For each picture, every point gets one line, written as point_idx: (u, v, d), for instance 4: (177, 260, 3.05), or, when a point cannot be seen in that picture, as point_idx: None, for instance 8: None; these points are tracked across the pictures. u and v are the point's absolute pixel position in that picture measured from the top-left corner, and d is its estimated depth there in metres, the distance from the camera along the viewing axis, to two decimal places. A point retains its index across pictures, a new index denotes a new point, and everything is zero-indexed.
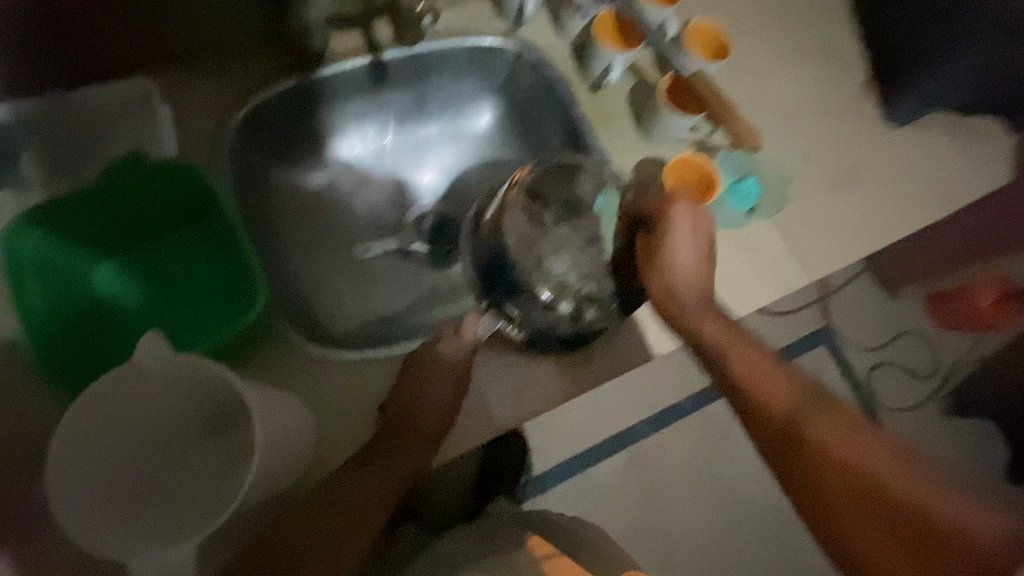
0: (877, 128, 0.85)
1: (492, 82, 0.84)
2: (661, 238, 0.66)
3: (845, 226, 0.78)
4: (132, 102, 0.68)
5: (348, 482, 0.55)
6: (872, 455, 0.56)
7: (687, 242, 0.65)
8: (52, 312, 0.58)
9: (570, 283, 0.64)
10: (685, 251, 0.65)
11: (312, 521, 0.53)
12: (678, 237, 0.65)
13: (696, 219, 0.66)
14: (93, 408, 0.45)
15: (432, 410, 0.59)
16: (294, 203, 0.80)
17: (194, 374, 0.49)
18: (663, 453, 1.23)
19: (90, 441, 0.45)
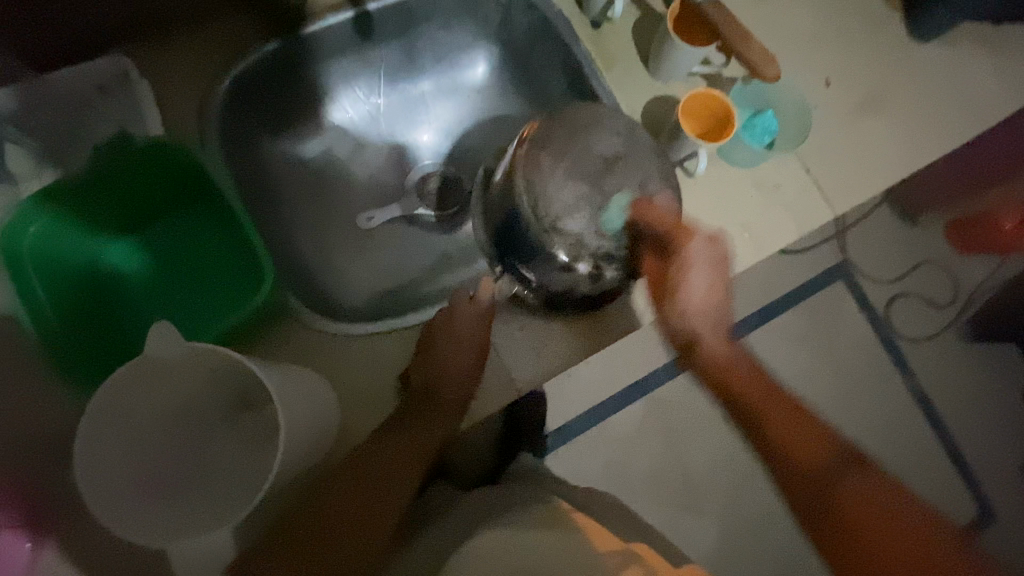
0: (901, 46, 0.79)
1: (485, 27, 0.79)
2: (675, 288, 0.60)
3: (869, 154, 0.74)
4: (111, 81, 0.64)
5: (371, 460, 0.55)
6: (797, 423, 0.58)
7: (701, 275, 0.60)
8: (61, 304, 0.56)
9: (588, 241, 0.58)
10: (698, 284, 0.60)
11: (338, 497, 0.53)
12: (694, 283, 0.60)
13: (709, 250, 0.60)
14: (113, 399, 0.44)
15: (458, 389, 0.59)
16: (292, 174, 0.77)
17: (209, 359, 0.49)
18: (682, 399, 1.24)
19: (110, 433, 0.45)
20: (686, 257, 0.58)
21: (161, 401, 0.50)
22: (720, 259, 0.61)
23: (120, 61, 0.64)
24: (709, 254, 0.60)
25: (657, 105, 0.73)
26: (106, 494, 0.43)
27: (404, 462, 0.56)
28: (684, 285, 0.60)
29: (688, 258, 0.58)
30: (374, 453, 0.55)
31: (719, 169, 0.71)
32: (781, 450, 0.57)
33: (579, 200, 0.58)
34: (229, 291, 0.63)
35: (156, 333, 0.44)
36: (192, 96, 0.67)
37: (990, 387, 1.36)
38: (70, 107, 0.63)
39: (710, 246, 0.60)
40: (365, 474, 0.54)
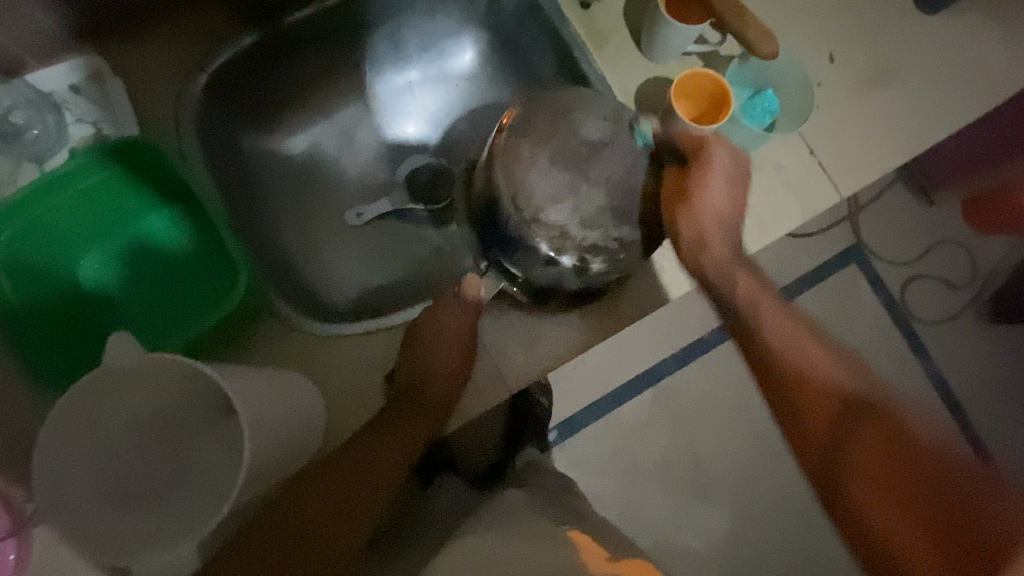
0: (910, 17, 0.74)
1: (471, 12, 0.76)
2: (696, 184, 0.55)
3: (877, 132, 0.70)
4: (83, 82, 0.63)
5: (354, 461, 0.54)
6: (822, 363, 0.49)
7: (723, 175, 0.56)
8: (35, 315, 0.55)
9: (572, 232, 0.55)
10: (720, 198, 0.56)
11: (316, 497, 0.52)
12: (716, 186, 0.55)
13: (735, 164, 0.57)
14: (79, 411, 0.43)
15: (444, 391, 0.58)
16: (276, 172, 0.75)
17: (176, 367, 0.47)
18: (689, 390, 1.21)
19: (72, 441, 0.44)
20: (708, 162, 0.56)
21: (130, 408, 0.49)
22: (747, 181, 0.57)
23: (93, 59, 0.63)
24: (735, 171, 0.57)
25: (651, 88, 0.70)
26: (68, 504, 0.42)
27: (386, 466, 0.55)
28: (705, 192, 0.55)
29: (711, 164, 0.56)
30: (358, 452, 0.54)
31: None
32: (794, 381, 0.49)
33: (560, 187, 0.56)
34: (205, 292, 0.61)
35: (114, 342, 0.43)
36: (168, 95, 0.65)
37: (1012, 371, 1.31)
38: (44, 109, 0.62)
39: (736, 163, 0.57)
40: (344, 477, 0.53)
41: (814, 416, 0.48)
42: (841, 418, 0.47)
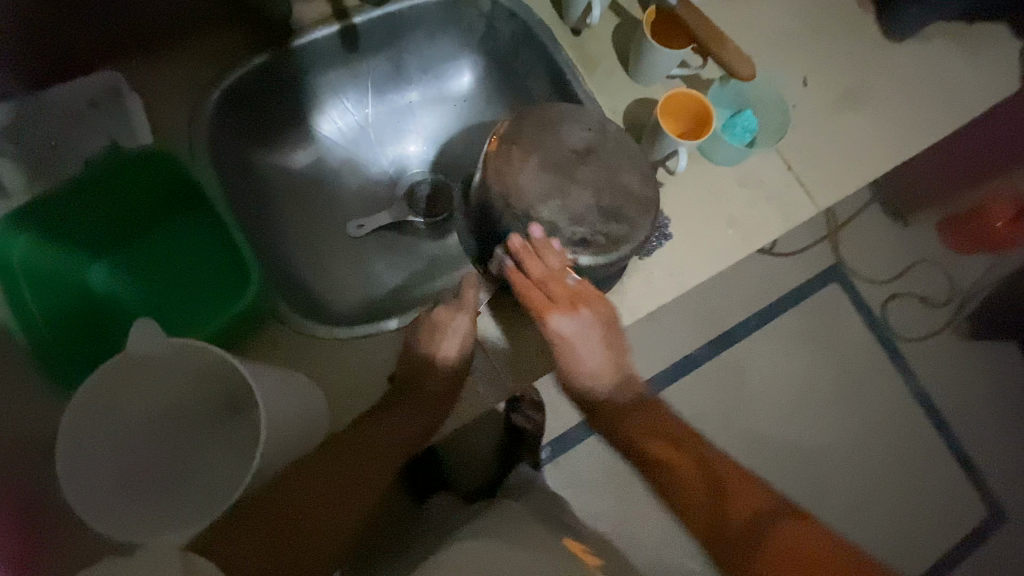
0: (876, 45, 0.81)
1: (469, 38, 0.81)
2: (562, 352, 0.60)
3: (849, 148, 0.75)
4: (103, 98, 0.67)
5: (352, 446, 0.56)
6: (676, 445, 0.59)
7: (583, 343, 0.60)
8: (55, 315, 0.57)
9: (561, 227, 0.59)
10: (591, 353, 0.60)
11: (301, 491, 0.53)
12: (575, 346, 0.59)
13: (583, 321, 0.59)
14: (101, 398, 0.45)
15: (430, 385, 0.59)
16: (282, 185, 0.78)
17: (194, 358, 0.49)
18: (680, 405, 1.23)
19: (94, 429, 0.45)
20: (557, 328, 0.59)
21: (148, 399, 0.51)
22: (609, 319, 0.60)
23: (114, 76, 0.67)
24: (586, 324, 0.59)
25: (639, 107, 0.75)
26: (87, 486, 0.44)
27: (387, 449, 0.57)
28: (569, 356, 0.60)
29: (559, 332, 0.59)
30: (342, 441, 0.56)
31: (701, 167, 0.72)
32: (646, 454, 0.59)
33: (552, 190, 0.60)
34: (216, 293, 0.64)
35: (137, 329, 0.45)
36: (183, 109, 0.69)
37: (992, 386, 1.35)
38: (61, 122, 0.65)
39: (579, 317, 0.59)
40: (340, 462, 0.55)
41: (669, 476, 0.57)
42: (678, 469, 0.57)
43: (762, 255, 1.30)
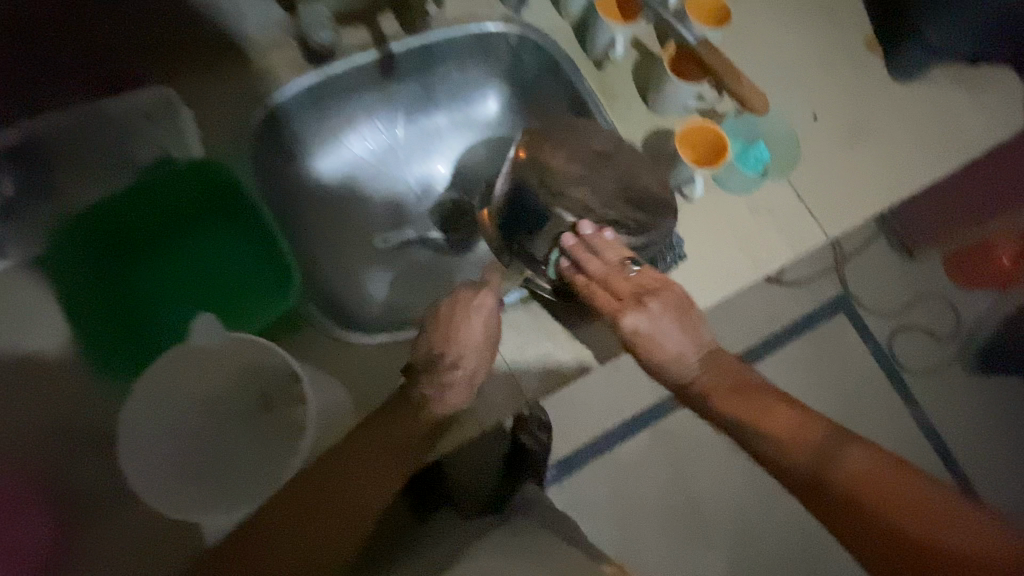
0: (883, 85, 0.85)
1: (497, 67, 0.86)
2: (645, 348, 0.61)
3: (857, 180, 0.79)
4: (156, 110, 0.70)
5: (338, 468, 0.57)
6: (774, 420, 0.57)
7: (669, 337, 0.61)
8: (109, 317, 0.65)
9: (594, 208, 0.67)
10: (678, 343, 0.61)
11: (285, 521, 0.54)
12: (654, 338, 0.61)
13: (659, 313, 0.60)
14: (164, 377, 0.59)
15: (412, 401, 0.60)
16: (314, 198, 0.82)
17: (239, 350, 0.60)
18: (688, 430, 1.23)
19: (156, 405, 0.58)
20: (634, 322, 0.61)
21: (187, 390, 0.60)
22: (681, 306, 0.62)
23: (166, 91, 0.70)
24: (663, 314, 0.61)
25: (657, 136, 0.79)
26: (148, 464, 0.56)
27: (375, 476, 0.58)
28: (659, 350, 0.61)
29: (639, 325, 0.60)
30: (317, 466, 0.56)
31: (713, 193, 0.76)
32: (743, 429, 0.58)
33: (579, 177, 0.68)
34: (259, 291, 0.69)
35: (204, 322, 0.62)
36: (228, 124, 0.73)
37: (1000, 421, 1.35)
38: (118, 133, 0.69)
39: (656, 308, 0.61)
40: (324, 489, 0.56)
41: (770, 456, 0.57)
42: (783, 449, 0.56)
43: (769, 283, 1.33)
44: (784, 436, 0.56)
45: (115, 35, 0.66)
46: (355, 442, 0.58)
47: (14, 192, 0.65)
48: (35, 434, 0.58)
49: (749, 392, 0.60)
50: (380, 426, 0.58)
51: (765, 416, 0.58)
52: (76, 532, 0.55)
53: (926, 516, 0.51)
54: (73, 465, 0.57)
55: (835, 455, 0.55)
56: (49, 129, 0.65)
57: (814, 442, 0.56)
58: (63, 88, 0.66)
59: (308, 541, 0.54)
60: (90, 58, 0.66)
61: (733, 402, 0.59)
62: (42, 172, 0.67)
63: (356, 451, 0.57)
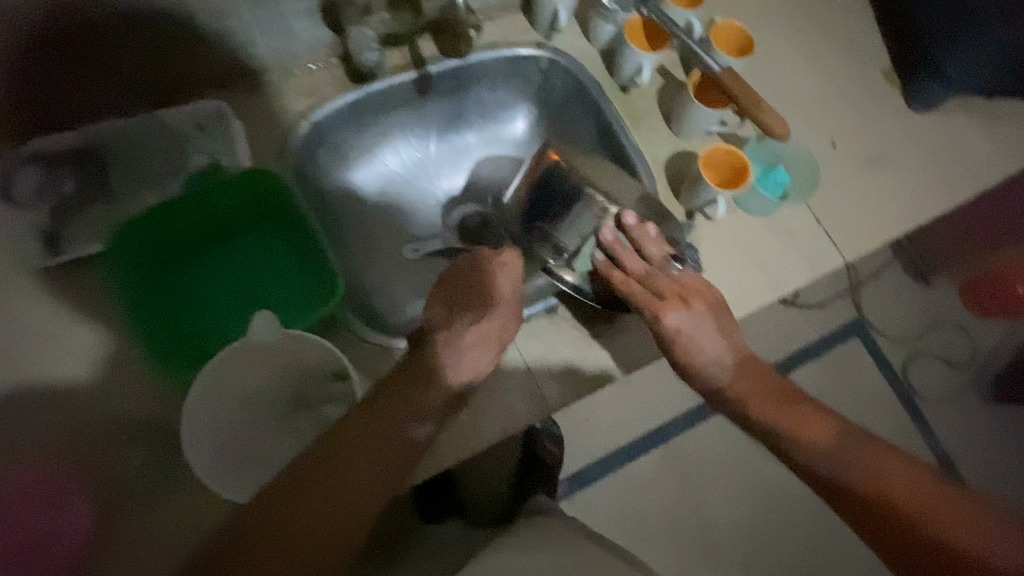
0: (901, 115, 0.88)
1: (527, 88, 0.90)
2: (683, 345, 0.66)
3: (875, 206, 0.81)
4: (208, 120, 0.76)
5: (342, 446, 0.54)
6: (780, 410, 0.65)
7: (706, 337, 0.67)
8: (161, 315, 0.68)
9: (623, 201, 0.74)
10: (712, 343, 0.67)
11: (270, 528, 0.50)
12: (695, 335, 0.66)
13: (697, 314, 0.66)
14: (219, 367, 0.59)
15: (423, 397, 0.58)
16: (349, 208, 0.85)
17: (296, 346, 0.60)
18: (701, 448, 1.24)
19: (202, 404, 0.57)
20: (676, 320, 0.66)
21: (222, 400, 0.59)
22: (717, 308, 0.68)
23: (220, 104, 0.76)
24: (700, 315, 0.67)
25: (680, 158, 0.82)
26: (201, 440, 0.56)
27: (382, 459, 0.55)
28: (697, 349, 0.66)
29: (681, 323, 0.66)
30: (312, 466, 0.52)
31: (735, 215, 0.79)
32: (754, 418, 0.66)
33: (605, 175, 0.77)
34: (305, 296, 0.72)
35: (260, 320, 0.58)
36: (274, 138, 0.78)
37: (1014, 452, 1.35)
38: (171, 140, 0.75)
39: (695, 307, 0.67)
40: (324, 470, 0.53)
41: (779, 442, 0.65)
42: (789, 436, 0.64)
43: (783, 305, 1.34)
44: (791, 423, 0.64)
45: (177, 53, 0.72)
46: (364, 444, 0.54)
47: (76, 192, 0.70)
48: (82, 426, 0.61)
49: (762, 386, 0.68)
50: (386, 409, 0.56)
51: (773, 407, 0.66)
52: (116, 519, 0.58)
53: (949, 523, 0.57)
54: (116, 455, 0.60)
55: (876, 467, 0.61)
56: (112, 135, 0.73)
57: (855, 453, 0.62)
58: (130, 99, 0.74)
59: (285, 558, 0.50)
60: (156, 76, 0.73)
61: (748, 392, 0.67)
62: (100, 174, 0.71)
63: (359, 459, 0.54)
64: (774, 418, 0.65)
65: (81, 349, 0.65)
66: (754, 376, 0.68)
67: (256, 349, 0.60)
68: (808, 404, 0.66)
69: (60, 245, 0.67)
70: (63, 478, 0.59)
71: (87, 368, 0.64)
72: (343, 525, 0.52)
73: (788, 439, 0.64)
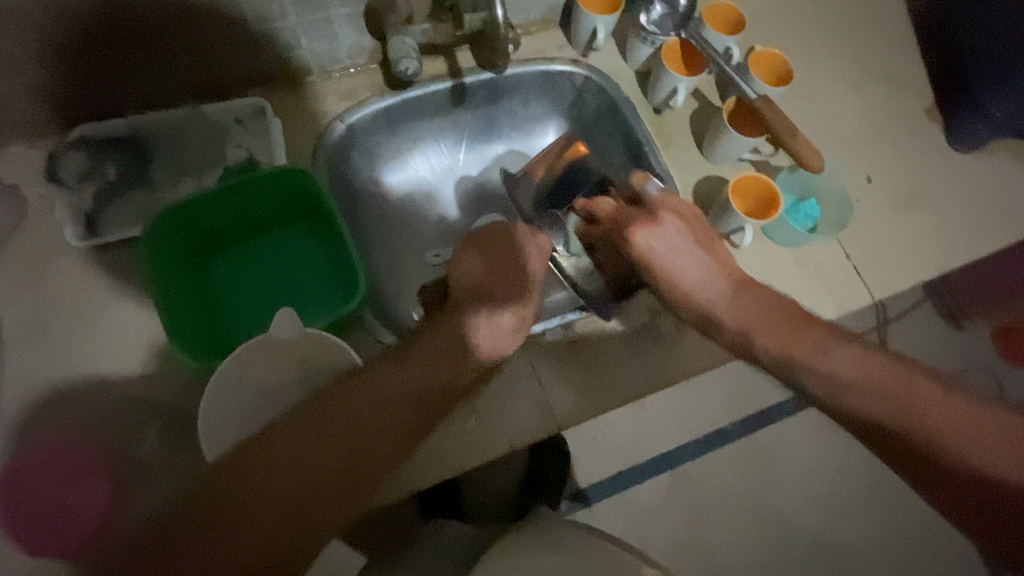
0: (941, 153, 0.86)
1: (560, 103, 0.90)
2: (658, 267, 0.66)
3: (908, 247, 0.79)
4: (249, 116, 0.78)
5: (360, 394, 0.54)
6: (790, 330, 0.61)
7: (683, 260, 0.66)
8: (191, 313, 0.69)
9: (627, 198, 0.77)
10: (688, 262, 0.66)
11: (243, 471, 0.49)
12: (667, 253, 0.66)
13: (663, 233, 0.67)
14: (234, 373, 0.58)
15: (450, 360, 0.58)
16: (376, 209, 0.86)
17: (308, 351, 0.61)
18: (711, 476, 1.20)
19: (219, 400, 0.57)
20: (641, 242, 0.67)
21: (239, 395, 0.58)
22: (695, 228, 0.68)
23: (259, 100, 0.78)
24: (669, 235, 0.67)
25: (709, 182, 0.81)
26: (214, 445, 0.57)
27: (402, 411, 0.55)
28: (672, 269, 0.66)
29: (646, 244, 0.67)
30: (308, 419, 0.53)
31: (763, 244, 0.77)
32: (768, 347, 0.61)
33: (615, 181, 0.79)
34: (332, 297, 0.75)
35: (282, 316, 0.58)
36: (310, 138, 0.79)
37: None
38: (212, 134, 0.77)
39: (663, 229, 0.67)
40: (342, 413, 0.54)
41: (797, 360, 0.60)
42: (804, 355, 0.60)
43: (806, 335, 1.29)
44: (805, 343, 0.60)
45: (224, 51, 0.74)
46: (361, 415, 0.54)
47: (118, 178, 0.73)
48: (104, 406, 0.64)
49: (774, 310, 0.63)
50: (409, 363, 0.57)
51: (785, 324, 0.62)
52: (127, 500, 0.60)
53: (975, 443, 0.53)
54: (133, 437, 0.62)
55: (902, 391, 0.56)
56: (155, 125, 0.76)
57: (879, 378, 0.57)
58: (175, 91, 0.76)
59: (240, 508, 0.48)
60: (202, 71, 0.75)
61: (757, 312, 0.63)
62: (141, 159, 0.74)
63: (371, 417, 0.54)
64: (793, 341, 0.60)
65: (113, 331, 0.67)
66: (758, 298, 0.64)
67: (276, 350, 0.60)
68: (823, 337, 0.61)
69: (99, 227, 0.71)
70: (86, 453, 0.61)
71: (117, 347, 0.66)
72: (306, 495, 0.50)
73: (794, 368, 0.59)
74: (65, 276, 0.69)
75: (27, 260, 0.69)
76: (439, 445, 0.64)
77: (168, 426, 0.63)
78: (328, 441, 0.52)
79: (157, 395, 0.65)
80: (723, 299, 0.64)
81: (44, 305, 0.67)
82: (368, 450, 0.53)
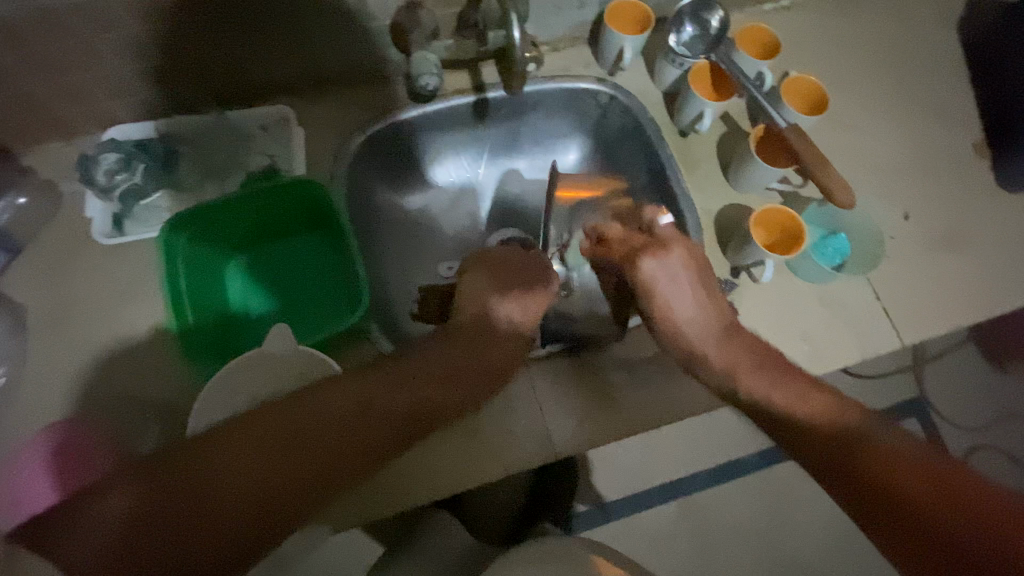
0: (987, 192, 0.80)
1: (584, 121, 0.89)
2: (655, 302, 0.60)
3: (943, 291, 0.74)
4: (274, 124, 0.80)
5: (355, 392, 0.49)
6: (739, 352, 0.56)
7: (686, 296, 0.60)
8: (202, 316, 0.71)
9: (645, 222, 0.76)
10: (684, 303, 0.60)
11: (216, 456, 0.44)
12: (670, 289, 0.60)
13: (669, 267, 0.61)
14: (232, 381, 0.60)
15: (455, 372, 0.53)
16: (392, 219, 0.87)
17: (303, 368, 0.61)
18: (722, 510, 1.15)
19: (215, 403, 0.59)
20: (645, 276, 0.61)
21: (233, 403, 0.59)
22: (704, 273, 0.62)
23: (283, 109, 0.80)
24: (676, 269, 0.61)
25: (731, 210, 0.78)
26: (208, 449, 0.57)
27: (396, 415, 0.49)
28: (669, 304, 0.60)
29: (650, 280, 0.61)
30: (302, 409, 0.47)
31: (785, 279, 0.74)
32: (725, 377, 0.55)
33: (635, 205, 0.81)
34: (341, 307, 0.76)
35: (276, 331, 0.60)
36: (330, 147, 0.80)
37: None
38: (238, 139, 0.79)
39: (672, 264, 0.61)
40: (331, 409, 0.48)
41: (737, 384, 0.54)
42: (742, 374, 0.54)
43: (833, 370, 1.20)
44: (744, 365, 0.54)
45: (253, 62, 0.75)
46: (361, 416, 0.48)
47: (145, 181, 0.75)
48: (112, 398, 0.65)
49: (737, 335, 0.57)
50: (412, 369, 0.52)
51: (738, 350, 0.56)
52: None
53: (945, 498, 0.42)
54: (137, 430, 0.64)
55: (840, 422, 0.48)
56: (183, 130, 0.78)
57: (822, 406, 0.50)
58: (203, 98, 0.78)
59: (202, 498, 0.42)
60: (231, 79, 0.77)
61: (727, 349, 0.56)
62: (168, 164, 0.76)
63: (363, 418, 0.48)
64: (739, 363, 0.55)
65: (126, 327, 0.69)
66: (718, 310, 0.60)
67: (272, 363, 0.61)
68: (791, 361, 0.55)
69: (124, 225, 0.74)
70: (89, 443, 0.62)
71: (128, 344, 0.68)
72: (277, 498, 0.44)
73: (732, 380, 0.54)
74: (87, 270, 0.71)
75: (55, 253, 0.72)
76: (432, 461, 0.63)
77: (169, 422, 0.65)
78: (308, 436, 0.46)
79: (162, 391, 0.66)
80: (714, 342, 0.57)
81: (66, 296, 0.70)
82: (352, 453, 0.47)
